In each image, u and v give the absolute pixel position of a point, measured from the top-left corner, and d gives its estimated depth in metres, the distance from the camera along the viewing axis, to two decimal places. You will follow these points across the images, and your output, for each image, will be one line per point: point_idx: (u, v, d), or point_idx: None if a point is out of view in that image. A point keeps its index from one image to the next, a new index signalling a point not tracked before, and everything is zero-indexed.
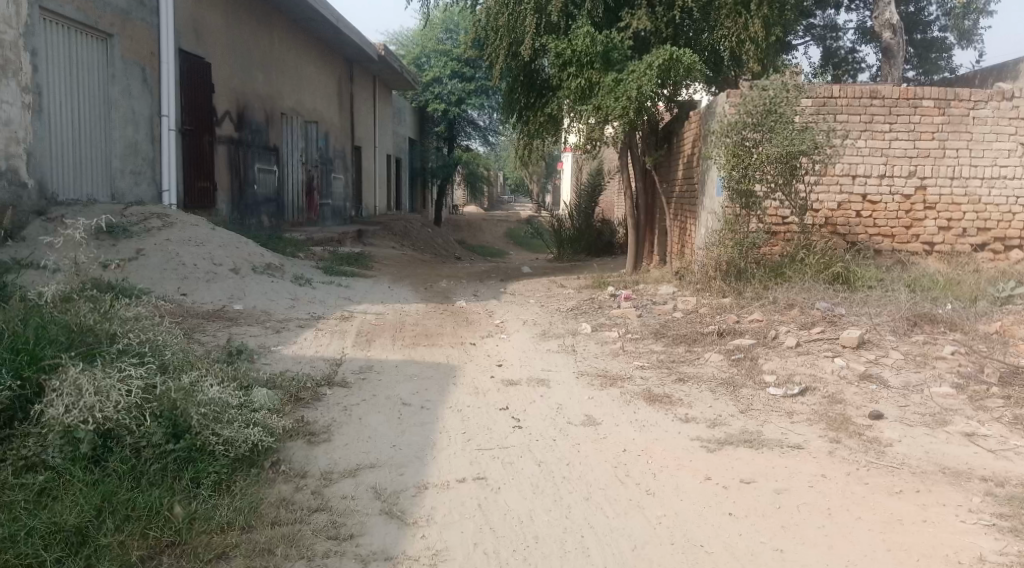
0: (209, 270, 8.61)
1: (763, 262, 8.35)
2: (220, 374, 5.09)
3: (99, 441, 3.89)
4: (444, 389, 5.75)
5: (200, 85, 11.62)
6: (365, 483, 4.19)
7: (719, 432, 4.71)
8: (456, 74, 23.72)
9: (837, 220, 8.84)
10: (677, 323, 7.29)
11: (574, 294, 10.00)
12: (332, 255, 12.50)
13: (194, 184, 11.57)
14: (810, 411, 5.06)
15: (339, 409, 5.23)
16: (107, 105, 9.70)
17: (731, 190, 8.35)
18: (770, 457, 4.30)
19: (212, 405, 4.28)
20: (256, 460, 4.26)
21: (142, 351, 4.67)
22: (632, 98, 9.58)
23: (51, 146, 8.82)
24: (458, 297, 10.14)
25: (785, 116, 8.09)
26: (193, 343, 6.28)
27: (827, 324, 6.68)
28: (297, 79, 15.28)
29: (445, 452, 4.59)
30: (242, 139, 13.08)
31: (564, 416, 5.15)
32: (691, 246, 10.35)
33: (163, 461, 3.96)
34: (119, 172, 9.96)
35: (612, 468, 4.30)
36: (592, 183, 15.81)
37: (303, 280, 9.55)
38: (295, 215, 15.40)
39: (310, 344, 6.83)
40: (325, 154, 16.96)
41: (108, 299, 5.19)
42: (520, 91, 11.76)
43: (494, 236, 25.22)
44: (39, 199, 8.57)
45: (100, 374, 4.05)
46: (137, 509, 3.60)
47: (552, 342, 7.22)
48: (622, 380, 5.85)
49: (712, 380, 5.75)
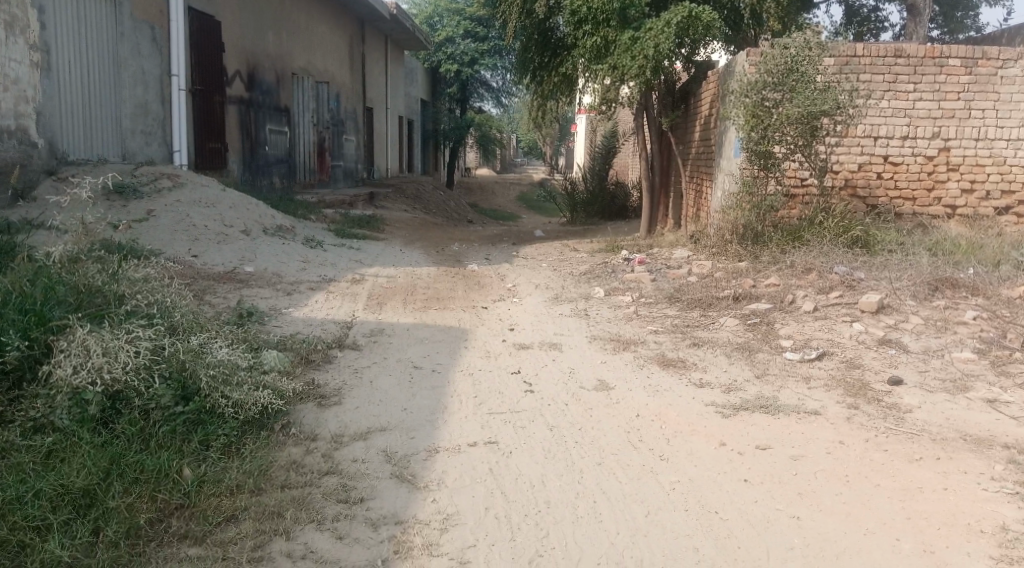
0: (220, 232, 8.56)
1: (780, 225, 8.23)
2: (230, 336, 5.05)
3: (108, 403, 3.85)
4: (456, 353, 5.70)
5: (210, 44, 11.48)
6: (375, 447, 4.15)
7: (734, 398, 4.63)
8: (469, 34, 23.45)
9: (857, 182, 8.68)
10: (692, 287, 7.19)
11: (587, 258, 9.90)
12: (344, 217, 12.42)
13: (205, 144, 11.48)
14: (828, 376, 4.97)
15: (350, 372, 5.19)
16: (116, 64, 9.59)
17: (749, 152, 8.18)
18: (786, 423, 4.22)
19: (221, 367, 4.24)
20: (266, 423, 4.23)
21: (151, 313, 4.63)
22: (649, 56, 9.41)
23: (61, 105, 8.74)
24: (470, 260, 10.06)
25: (807, 74, 7.90)
26: (203, 305, 6.24)
27: (845, 289, 6.57)
28: (308, 39, 15.09)
29: (456, 416, 4.55)
30: (253, 99, 12.95)
31: (576, 380, 5.09)
32: (707, 209, 10.22)
33: (173, 423, 3.92)
34: (130, 132, 9.87)
35: (624, 433, 4.23)
36: (607, 145, 15.62)
37: (315, 242, 9.48)
38: (307, 176, 15.29)
39: (321, 306, 6.78)
40: (337, 116, 16.81)
41: (117, 259, 5.14)
42: (534, 51, 11.52)
43: (507, 200, 25.07)
44: (49, 159, 8.53)
45: (109, 335, 4.01)
46: (145, 471, 3.57)
47: (565, 305, 7.15)
48: (635, 345, 5.78)
49: (728, 344, 5.66)
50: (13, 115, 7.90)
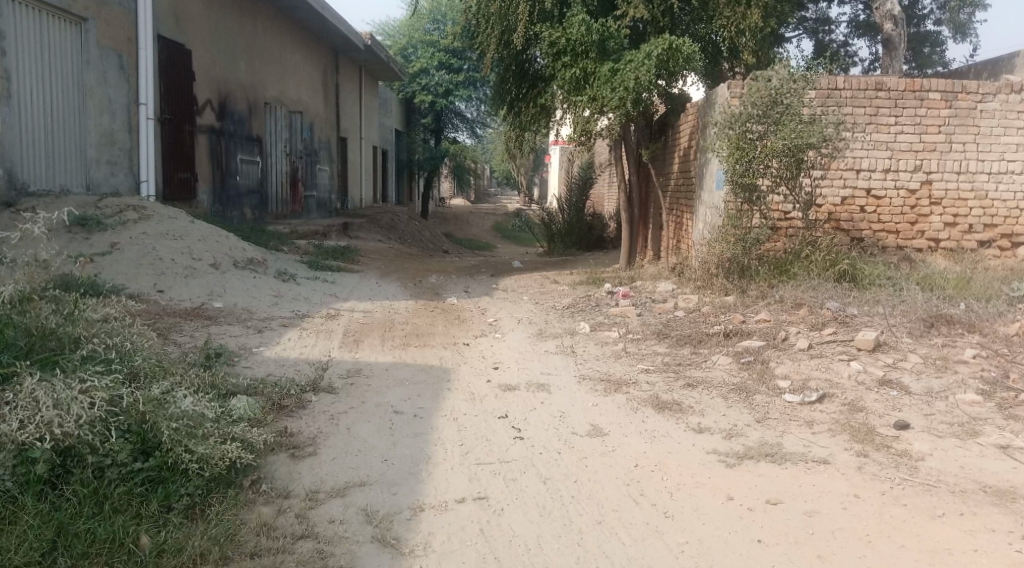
0: (188, 265, 8.19)
1: (766, 258, 8.02)
2: (195, 382, 4.72)
3: (57, 460, 3.53)
4: (437, 396, 5.37)
5: (179, 72, 11.16)
6: (355, 505, 3.83)
7: (736, 445, 4.37)
8: (442, 65, 23.31)
9: (841, 215, 8.52)
10: (680, 323, 6.95)
11: (569, 291, 9.66)
12: (317, 248, 12.09)
13: (174, 175, 11.13)
14: (831, 420, 4.73)
15: (326, 419, 4.85)
16: (82, 92, 9.25)
17: (733, 183, 7.99)
18: (795, 474, 3.96)
19: (186, 419, 3.90)
20: (234, 479, 3.88)
21: (109, 358, 4.29)
22: (630, 88, 9.24)
23: (21, 134, 8.39)
24: (448, 293, 9.77)
25: (793, 107, 7.75)
26: (168, 345, 5.89)
27: (839, 325, 6.36)
28: (281, 68, 14.81)
29: (441, 467, 4.23)
30: (224, 129, 12.62)
31: (567, 425, 4.80)
32: (688, 241, 10.04)
33: (130, 483, 3.60)
34: (95, 162, 9.51)
35: (624, 486, 3.94)
36: (583, 177, 15.46)
37: (287, 276, 9.13)
38: (280, 207, 14.95)
39: (294, 345, 6.44)
40: (309, 146, 16.52)
41: (74, 299, 4.81)
42: (511, 82, 11.35)
43: (481, 230, 24.85)
44: (8, 190, 8.19)
45: (60, 385, 3.68)
46: (96, 543, 3.30)
47: (550, 342, 6.86)
48: (627, 386, 5.49)
49: (723, 385, 5.40)
50: None
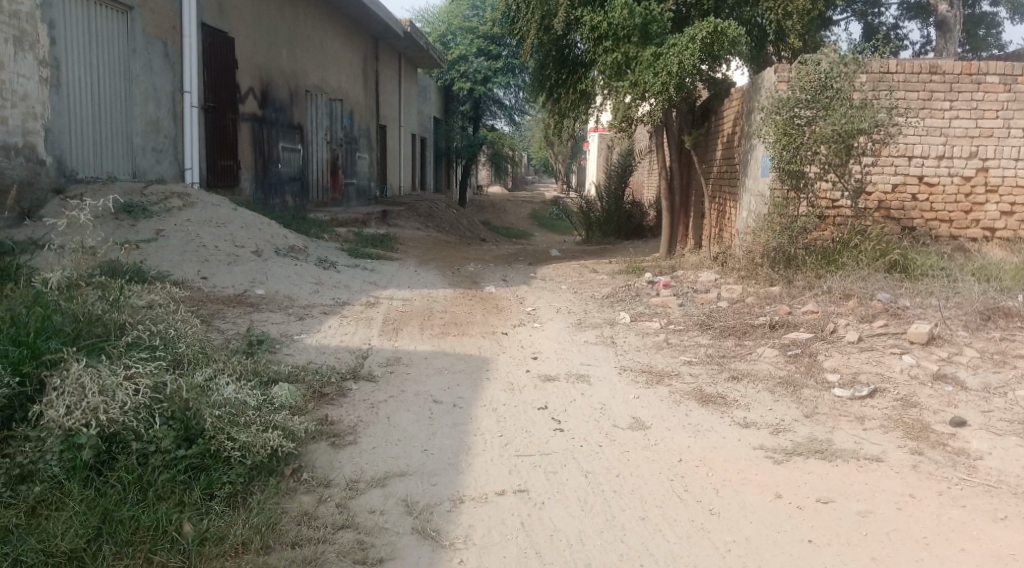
0: (231, 252, 8.24)
1: (813, 248, 7.83)
2: (238, 369, 4.74)
3: (103, 446, 3.56)
4: (477, 385, 5.33)
5: (222, 61, 11.22)
6: (395, 496, 3.80)
7: (784, 441, 4.25)
8: (481, 52, 23.21)
9: (891, 203, 8.30)
10: (723, 314, 6.80)
11: (608, 280, 9.54)
12: (357, 236, 12.12)
13: (217, 163, 11.22)
14: (883, 415, 4.59)
15: (366, 407, 4.83)
16: (128, 80, 9.34)
17: (780, 171, 7.78)
18: (846, 472, 3.85)
19: (227, 407, 3.94)
20: (276, 468, 3.87)
21: (153, 344, 4.32)
22: (672, 73, 9.09)
23: (69, 122, 8.50)
24: (486, 281, 9.71)
25: (843, 91, 7.51)
26: (211, 332, 5.93)
27: (890, 317, 6.18)
28: (321, 56, 14.85)
29: (482, 458, 4.19)
30: (266, 117, 12.70)
31: (608, 417, 4.72)
32: (731, 229, 9.86)
33: (173, 470, 3.60)
34: (141, 150, 9.61)
35: (668, 482, 3.86)
36: (623, 164, 15.29)
37: (328, 263, 9.16)
38: (320, 195, 15.03)
39: (334, 332, 6.44)
40: (349, 134, 16.56)
41: (120, 285, 4.86)
42: (551, 68, 11.25)
43: (519, 218, 24.77)
44: (58, 177, 8.31)
45: (106, 371, 3.73)
46: (140, 530, 3.30)
47: (590, 332, 6.77)
48: (669, 378, 5.39)
49: (770, 379, 5.27)
50: (20, 132, 7.70)
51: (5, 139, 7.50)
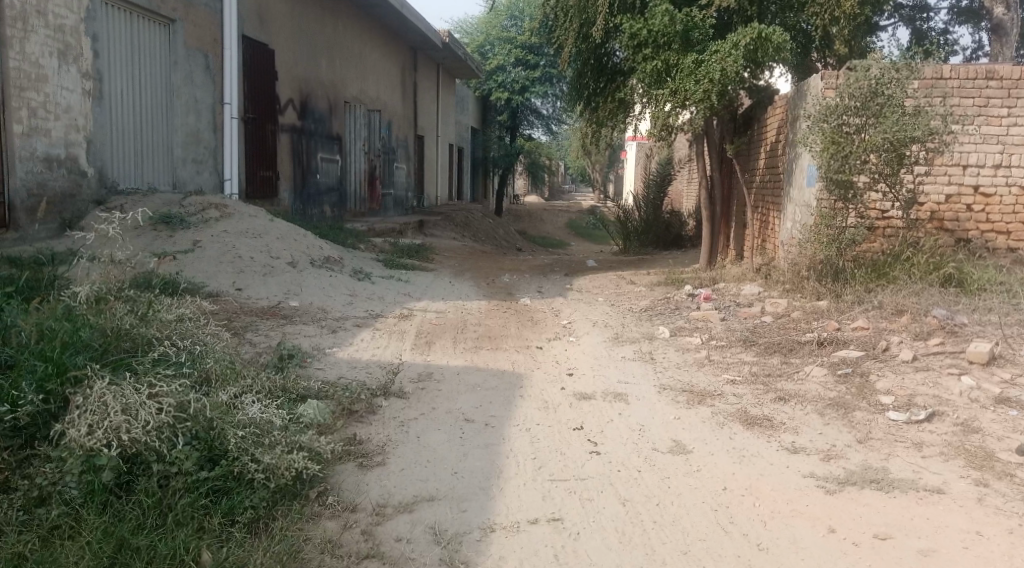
0: (266, 264, 8.18)
1: (861, 260, 7.53)
2: (266, 386, 4.61)
3: (123, 467, 3.45)
4: (510, 403, 5.14)
5: (262, 72, 11.23)
6: (423, 522, 3.63)
7: (837, 469, 4.01)
8: (519, 61, 23.06)
9: (944, 214, 7.96)
10: (768, 330, 6.53)
11: (646, 292, 9.29)
12: (393, 246, 12.03)
13: (256, 174, 11.22)
14: (942, 442, 4.33)
15: (395, 426, 4.67)
16: (168, 92, 9.35)
17: (828, 180, 7.46)
18: (905, 504, 3.62)
19: (252, 427, 3.81)
20: (299, 491, 3.72)
21: (180, 361, 4.20)
22: (715, 80, 8.84)
23: (111, 133, 8.52)
24: (521, 293, 9.53)
25: (895, 98, 7.18)
26: (242, 345, 5.82)
27: (946, 334, 5.88)
28: (360, 67, 14.84)
29: (514, 483, 4.00)
30: (305, 128, 12.69)
31: (647, 440, 4.50)
32: (774, 240, 9.57)
33: (195, 493, 3.47)
34: (180, 161, 9.62)
35: (712, 512, 3.64)
36: (662, 173, 15.03)
37: (363, 274, 9.06)
38: (358, 205, 14.99)
39: (366, 346, 6.30)
40: (387, 144, 16.51)
41: (150, 299, 4.75)
42: (589, 76, 11.06)
43: (555, 227, 24.56)
44: (99, 188, 8.31)
45: (129, 390, 3.61)
46: (157, 558, 3.17)
47: (627, 347, 6.55)
48: (712, 398, 5.15)
49: (819, 400, 5.01)
50: (63, 144, 7.72)
51: (48, 151, 7.52)
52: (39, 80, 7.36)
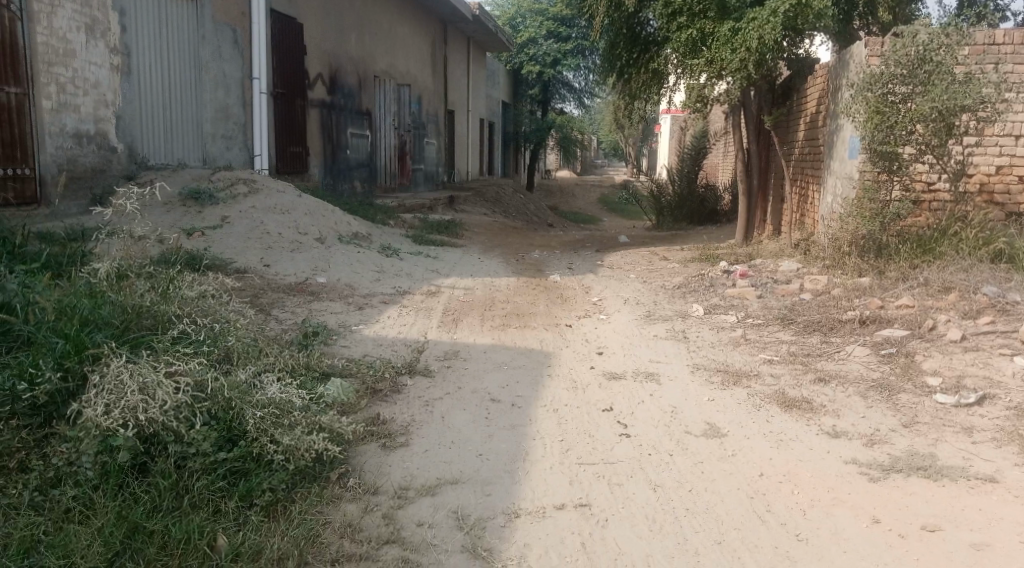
0: (294, 239, 8.09)
1: (906, 236, 7.25)
2: (288, 364, 4.50)
3: (140, 448, 3.35)
4: (537, 383, 4.99)
5: (291, 46, 11.10)
6: (445, 506, 3.50)
7: (881, 455, 3.81)
8: (552, 34, 22.76)
9: (994, 186, 7.62)
10: (807, 308, 6.30)
11: (680, 269, 9.05)
12: (423, 222, 11.89)
13: (286, 149, 11.13)
14: (994, 427, 4.11)
15: (420, 405, 4.55)
16: (196, 66, 9.26)
17: (872, 152, 7.17)
18: (957, 494, 3.42)
19: (272, 407, 3.70)
20: (320, 473, 3.61)
21: (200, 339, 4.10)
22: (752, 49, 8.49)
23: (140, 109, 8.45)
24: (552, 269, 9.35)
25: (944, 65, 6.84)
26: (267, 322, 5.74)
27: (997, 313, 5.62)
28: (390, 41, 14.66)
29: (541, 466, 3.85)
30: (335, 103, 12.57)
31: (680, 422, 4.32)
32: (814, 214, 9.27)
33: (212, 475, 3.37)
34: (209, 136, 9.54)
35: (749, 499, 3.47)
36: (697, 147, 14.71)
37: (391, 250, 8.94)
38: (388, 181, 14.87)
39: (393, 323, 6.19)
40: (417, 119, 16.36)
41: (172, 275, 4.65)
42: (622, 47, 10.71)
43: (587, 203, 24.28)
44: (129, 164, 8.26)
45: (147, 368, 3.51)
46: (170, 543, 3.09)
47: (659, 326, 6.35)
48: (748, 378, 4.95)
49: (861, 381, 4.80)
50: (92, 119, 7.66)
51: (77, 126, 7.47)
52: (67, 56, 7.29)
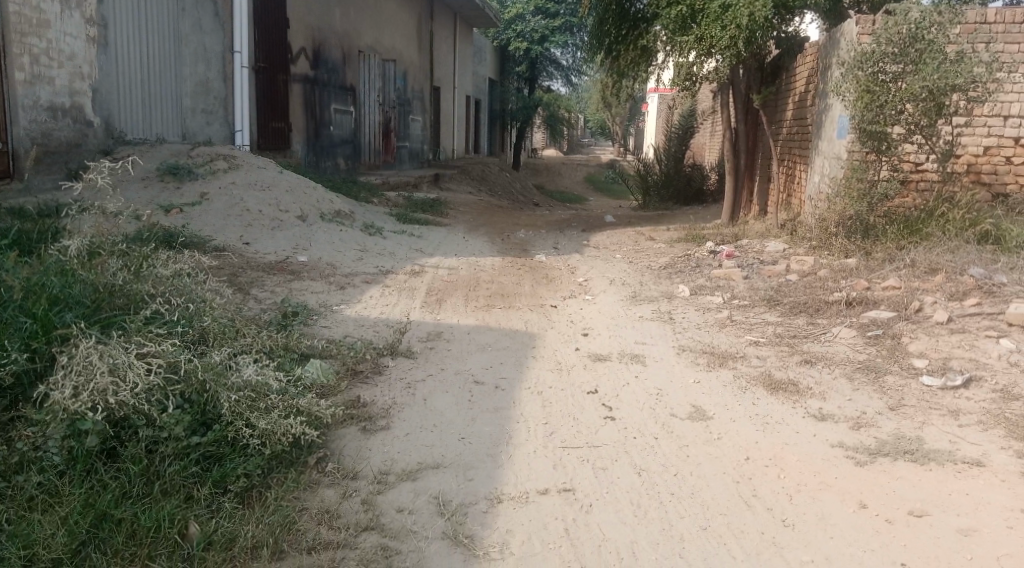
0: (275, 217, 7.95)
1: (893, 216, 7.22)
2: (266, 345, 4.40)
3: (110, 431, 3.25)
4: (521, 364, 4.91)
5: (273, 19, 10.89)
6: (426, 491, 3.43)
7: (868, 438, 3.76)
8: (539, 10, 22.46)
9: (981, 167, 7.58)
10: (794, 289, 6.26)
11: (666, 249, 8.99)
12: (407, 200, 11.75)
13: (268, 125, 10.94)
14: (981, 409, 4.07)
15: (402, 387, 4.46)
16: (175, 39, 9.06)
17: (861, 132, 7.12)
18: (944, 478, 3.38)
19: (248, 390, 3.60)
20: (298, 458, 3.53)
21: (175, 320, 3.99)
22: (742, 26, 8.39)
23: (118, 82, 8.25)
24: (537, 249, 9.26)
25: (936, 43, 6.76)
26: (247, 302, 5.63)
27: (983, 295, 5.60)
28: (374, 16, 14.43)
29: (524, 450, 3.78)
30: (318, 78, 12.37)
31: (665, 405, 4.26)
32: (801, 195, 9.22)
33: (186, 460, 3.28)
34: (189, 111, 9.35)
35: (734, 484, 3.41)
36: (684, 126, 14.60)
37: (375, 229, 8.82)
38: (372, 158, 14.70)
39: (375, 303, 6.09)
40: (402, 95, 16.16)
41: (147, 252, 4.52)
42: (611, 23, 10.51)
43: (573, 182, 24.17)
44: (106, 138, 8.08)
45: (118, 349, 3.40)
46: (140, 530, 3.00)
47: (645, 307, 6.29)
48: (734, 360, 4.90)
49: (847, 363, 4.76)
50: (67, 92, 7.48)
51: (52, 99, 7.28)
52: (41, 26, 7.09)
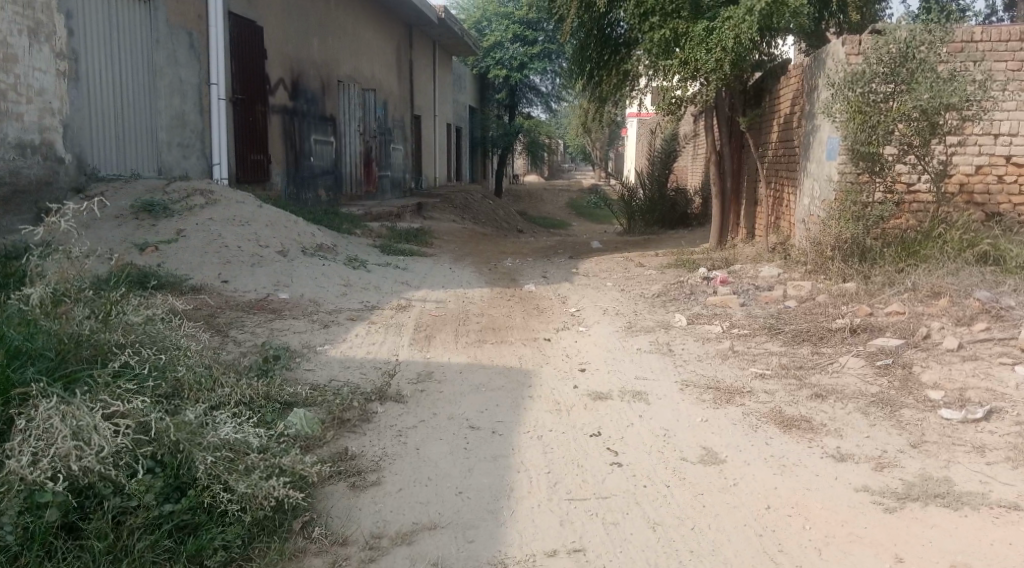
0: (255, 253, 7.67)
1: (889, 238, 7.04)
2: (245, 394, 4.10)
3: (74, 502, 2.96)
4: (518, 406, 4.64)
5: (250, 50, 10.66)
6: (423, 557, 3.15)
7: (894, 481, 3.52)
8: (518, 38, 22.45)
9: (974, 186, 7.43)
10: (794, 316, 6.04)
11: (657, 275, 8.76)
12: (390, 231, 11.49)
13: (246, 157, 10.68)
14: (1007, 445, 3.85)
15: (392, 436, 4.18)
16: (150, 72, 8.79)
17: (854, 153, 6.95)
18: (982, 524, 3.15)
19: (226, 449, 3.31)
20: (281, 524, 3.24)
21: (146, 372, 3.69)
22: (728, 48, 8.24)
23: (89, 117, 7.97)
24: (525, 278, 9.02)
25: (928, 61, 6.63)
26: (224, 346, 5.32)
27: (992, 319, 5.40)
28: (353, 45, 14.25)
29: (527, 504, 3.51)
30: (297, 109, 12.13)
31: (673, 448, 4.01)
32: (790, 217, 9.05)
33: (157, 532, 2.99)
34: (164, 145, 9.07)
35: (756, 537, 3.17)
36: (666, 149, 14.46)
37: (357, 262, 8.54)
38: (354, 188, 14.45)
39: (360, 342, 5.80)
40: (383, 124, 15.95)
41: (117, 296, 4.21)
42: (593, 48, 10.35)
43: (556, 207, 23.99)
44: (78, 175, 7.76)
45: (83, 409, 3.10)
46: None
47: (641, 338, 6.04)
48: (741, 396, 4.65)
49: (860, 397, 4.52)
50: (37, 129, 7.17)
51: (21, 136, 6.97)
52: (10, 61, 6.79)
